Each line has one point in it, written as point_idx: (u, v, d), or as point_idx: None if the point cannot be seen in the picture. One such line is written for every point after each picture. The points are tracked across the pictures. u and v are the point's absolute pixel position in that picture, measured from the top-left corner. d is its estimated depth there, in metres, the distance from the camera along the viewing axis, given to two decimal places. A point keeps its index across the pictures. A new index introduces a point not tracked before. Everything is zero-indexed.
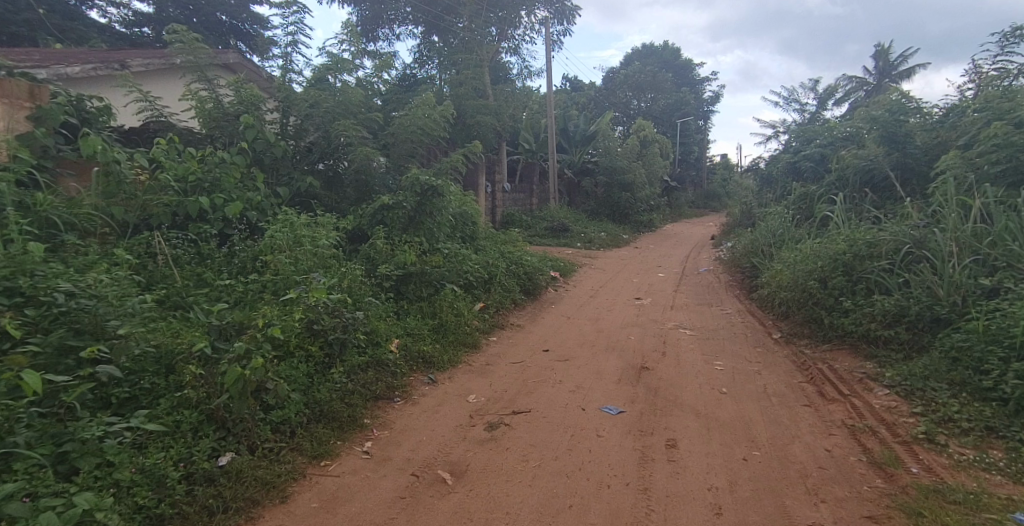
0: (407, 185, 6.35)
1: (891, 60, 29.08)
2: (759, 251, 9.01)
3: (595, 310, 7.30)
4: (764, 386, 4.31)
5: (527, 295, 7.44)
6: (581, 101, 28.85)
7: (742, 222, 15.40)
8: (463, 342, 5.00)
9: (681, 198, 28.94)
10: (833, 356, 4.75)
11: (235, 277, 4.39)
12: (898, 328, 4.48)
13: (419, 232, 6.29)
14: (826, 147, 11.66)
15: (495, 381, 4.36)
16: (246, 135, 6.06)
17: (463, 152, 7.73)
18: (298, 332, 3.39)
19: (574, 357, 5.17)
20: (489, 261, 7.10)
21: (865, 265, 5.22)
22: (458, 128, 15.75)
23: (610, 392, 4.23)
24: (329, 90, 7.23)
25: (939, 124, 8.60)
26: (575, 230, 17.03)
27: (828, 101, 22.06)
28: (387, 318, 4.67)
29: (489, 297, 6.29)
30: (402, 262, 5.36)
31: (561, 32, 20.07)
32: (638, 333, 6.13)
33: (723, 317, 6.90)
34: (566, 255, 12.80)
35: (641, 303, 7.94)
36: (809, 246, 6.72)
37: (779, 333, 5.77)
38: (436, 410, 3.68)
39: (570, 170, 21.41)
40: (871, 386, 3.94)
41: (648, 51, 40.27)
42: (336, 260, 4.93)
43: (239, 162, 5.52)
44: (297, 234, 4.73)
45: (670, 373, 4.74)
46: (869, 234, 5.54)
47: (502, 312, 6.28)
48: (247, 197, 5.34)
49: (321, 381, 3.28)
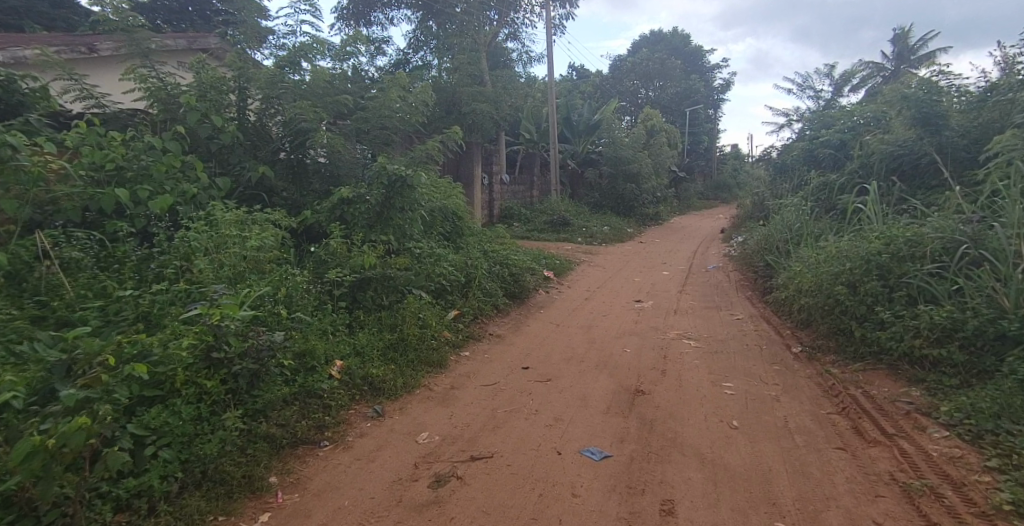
0: (373, 177, 5.61)
1: (910, 44, 27.88)
2: (774, 248, 8.20)
3: (589, 317, 6.56)
4: (784, 419, 3.52)
5: (513, 300, 6.70)
6: (586, 90, 28.04)
7: (754, 215, 14.57)
8: (427, 361, 4.26)
9: (689, 190, 28.02)
10: (868, 379, 3.96)
11: (146, 284, 3.64)
12: (950, 346, 3.68)
13: (386, 230, 5.54)
14: (845, 133, 10.80)
15: (458, 412, 3.61)
16: (189, 119, 5.31)
17: (444, 139, 6.96)
18: (189, 364, 2.59)
19: (557, 379, 4.42)
20: (470, 261, 6.36)
21: (904, 268, 4.41)
22: (454, 117, 15.02)
23: (595, 427, 3.47)
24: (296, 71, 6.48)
25: (977, 104, 7.72)
26: (577, 224, 16.24)
27: (844, 88, 21.05)
28: (333, 334, 3.93)
29: (464, 304, 5.55)
30: (357, 266, 4.63)
31: (563, 16, 19.26)
32: (635, 346, 5.37)
33: (731, 324, 6.13)
34: (565, 252, 12.06)
35: (641, 307, 7.16)
36: (833, 244, 5.91)
37: (798, 347, 4.97)
38: (372, 457, 2.90)
39: (574, 161, 20.60)
40: (923, 425, 3.13)
41: (656, 38, 39.17)
42: (276, 264, 4.17)
43: (173, 148, 4.78)
44: (224, 234, 3.96)
45: (670, 400, 3.96)
46: (908, 230, 4.71)
47: (479, 321, 5.59)
48: (181, 188, 4.57)
49: (214, 429, 2.49)
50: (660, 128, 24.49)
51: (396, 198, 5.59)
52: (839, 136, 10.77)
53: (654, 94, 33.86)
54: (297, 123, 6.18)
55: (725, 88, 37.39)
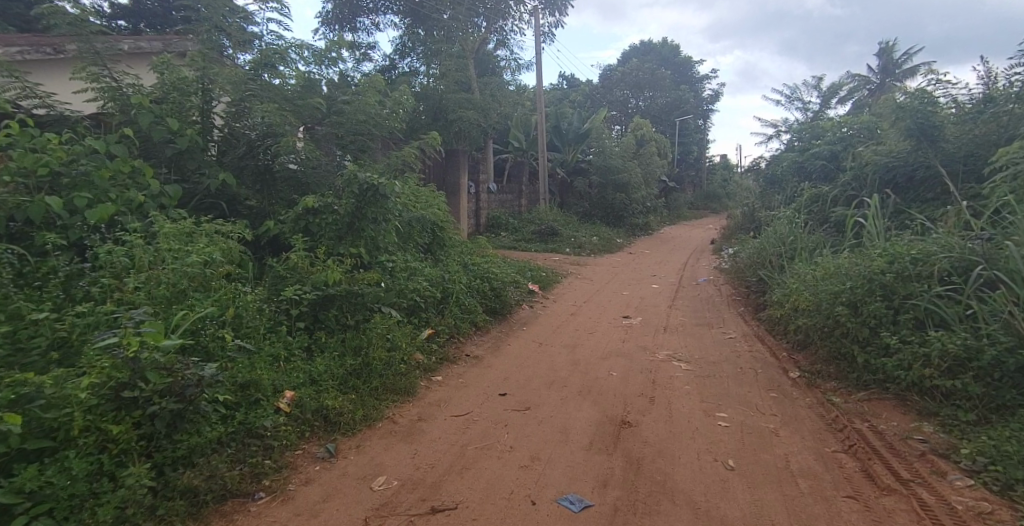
0: (342, 184, 5.21)
1: (895, 58, 28.10)
2: (767, 262, 7.90)
3: (574, 336, 6.21)
4: (785, 458, 3.16)
5: (495, 316, 6.34)
6: (575, 99, 27.92)
7: (744, 226, 14.38)
8: (393, 389, 3.85)
9: (679, 200, 27.89)
10: (875, 413, 3.64)
11: (70, 304, 3.21)
12: (965, 378, 3.37)
13: (356, 243, 5.15)
14: (836, 145, 10.61)
15: (422, 450, 3.18)
16: (142, 120, 4.89)
17: (421, 146, 6.60)
18: (90, 405, 2.15)
19: (537, 408, 4.04)
20: (448, 275, 6.00)
21: (910, 289, 4.10)
22: (442, 126, 14.79)
23: (575, 468, 3.09)
24: (269, 73, 6.08)
25: (973, 116, 7.51)
26: (566, 234, 15.92)
27: (832, 100, 21.09)
28: (288, 361, 3.50)
29: (439, 324, 5.17)
30: (320, 282, 4.20)
31: (552, 24, 19.06)
32: (621, 370, 5.03)
33: (724, 344, 5.81)
34: (552, 264, 11.73)
35: (629, 324, 6.83)
36: (831, 261, 5.62)
37: (796, 372, 4.65)
38: (315, 512, 2.43)
39: (563, 169, 20.35)
40: (943, 470, 2.79)
41: (646, 48, 39.33)
42: (225, 281, 3.75)
43: (121, 152, 4.37)
44: (165, 246, 3.52)
45: (660, 434, 3.58)
46: (913, 247, 4.41)
47: (455, 341, 5.22)
48: (127, 196, 4.17)
49: (115, 487, 2.06)
50: (650, 138, 24.34)
51: (367, 208, 5.20)
52: (830, 146, 10.59)
53: (644, 104, 33.86)
54: (264, 128, 5.79)
55: (714, 99, 37.51)
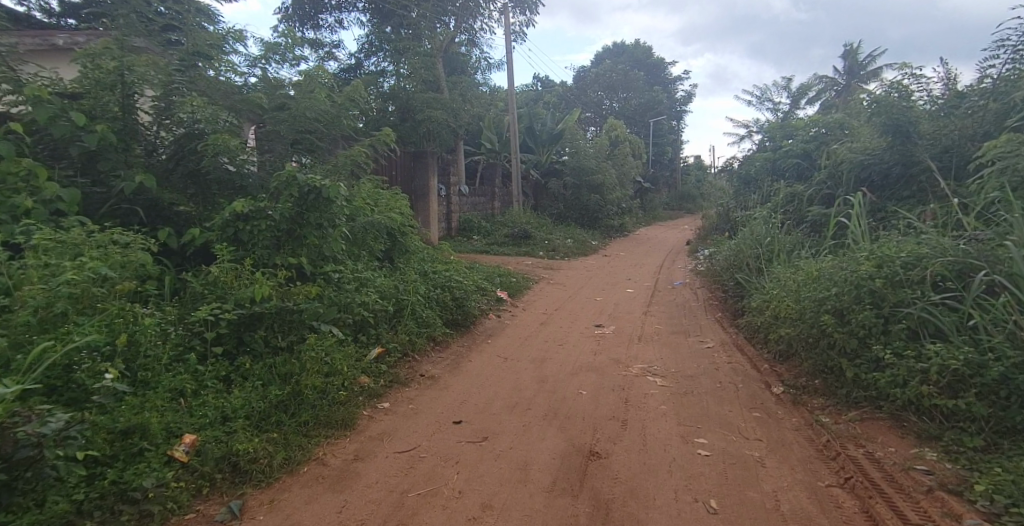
0: (280, 186, 4.67)
1: (859, 60, 28.59)
2: (743, 264, 7.59)
3: (543, 350, 5.75)
4: (774, 497, 2.74)
5: (457, 329, 5.86)
6: (548, 100, 27.66)
7: (718, 226, 14.20)
8: (327, 422, 3.30)
9: (654, 200, 27.85)
10: (870, 438, 3.27)
11: None
12: (968, 396, 3.03)
13: (297, 252, 4.61)
14: (810, 143, 10.45)
15: (355, 499, 2.64)
16: (40, 114, 4.27)
17: (374, 144, 6.09)
18: None
19: (494, 438, 3.56)
20: (404, 285, 5.50)
21: (902, 295, 3.76)
22: (408, 125, 15.03)
23: (534, 518, 2.60)
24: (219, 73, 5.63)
25: (948, 112, 7.36)
26: (540, 237, 15.51)
27: (801, 101, 21.26)
28: (195, 396, 2.91)
29: (391, 340, 4.66)
30: (245, 298, 3.62)
31: (523, 23, 18.69)
32: (591, 389, 4.59)
33: (702, 356, 5.43)
34: (523, 268, 11.30)
35: (601, 334, 6.42)
36: (812, 264, 5.29)
37: (780, 389, 4.27)
38: None
39: (537, 171, 19.99)
40: (957, 513, 2.41)
41: (618, 50, 39.34)
42: (124, 299, 3.18)
43: (9, 152, 3.76)
44: (44, 261, 2.96)
45: (633, 468, 3.14)
46: (904, 249, 4.08)
47: (409, 359, 4.72)
48: (12, 203, 3.57)
49: None
50: (624, 139, 24.18)
51: (308, 213, 4.66)
52: (803, 145, 10.41)
53: (618, 106, 33.93)
54: (194, 126, 5.19)
55: (686, 100, 37.73)
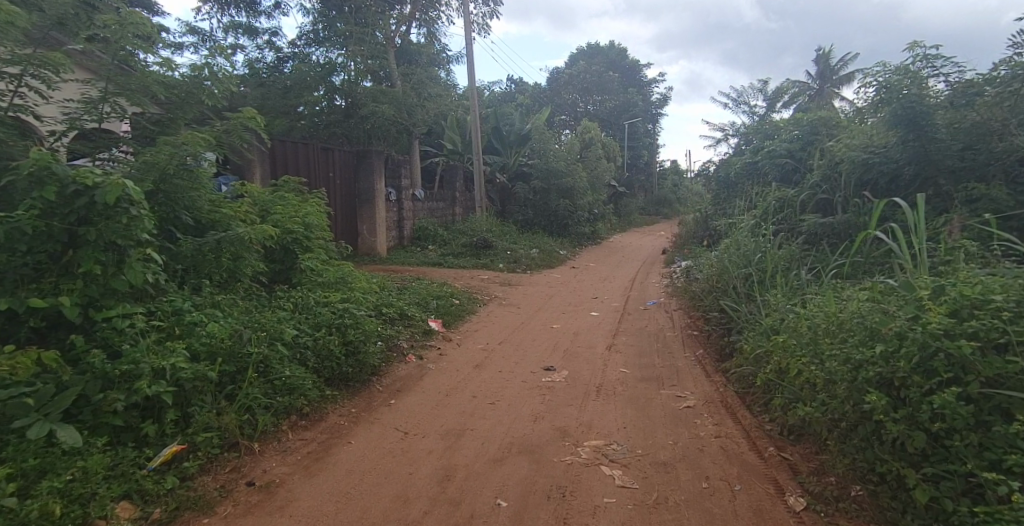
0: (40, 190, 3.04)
1: (832, 65, 27.79)
2: (728, 286, 6.17)
3: (465, 416, 4.15)
4: None
5: (346, 388, 4.27)
6: (518, 101, 26.25)
7: (696, 234, 12.83)
8: None
9: (628, 206, 26.60)
10: None
11: None
12: None
13: (56, 290, 2.97)
14: (799, 140, 9.14)
15: None
16: None
17: (229, 126, 4.50)
18: None
19: None
20: (263, 330, 3.88)
21: (1008, 370, 2.29)
22: (352, 122, 13.52)
23: None
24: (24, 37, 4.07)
25: None
26: (501, 246, 13.89)
27: (776, 104, 20.21)
28: None
29: (207, 426, 3.02)
30: None
31: (486, 15, 17.26)
32: (518, 496, 3.01)
33: (681, 426, 3.91)
34: (474, 285, 9.70)
35: (548, 385, 4.88)
36: (830, 297, 3.83)
37: (803, 507, 2.75)
38: None
39: (503, 174, 18.46)
40: None
41: (593, 50, 38.18)
42: None
43: None
44: None
45: None
46: (995, 287, 2.62)
47: (240, 455, 3.07)
48: None
49: None
50: (596, 142, 22.87)
51: (83, 226, 3.06)
52: (789, 144, 9.12)
53: (594, 108, 33.23)
54: None
55: (661, 103, 36.73)
